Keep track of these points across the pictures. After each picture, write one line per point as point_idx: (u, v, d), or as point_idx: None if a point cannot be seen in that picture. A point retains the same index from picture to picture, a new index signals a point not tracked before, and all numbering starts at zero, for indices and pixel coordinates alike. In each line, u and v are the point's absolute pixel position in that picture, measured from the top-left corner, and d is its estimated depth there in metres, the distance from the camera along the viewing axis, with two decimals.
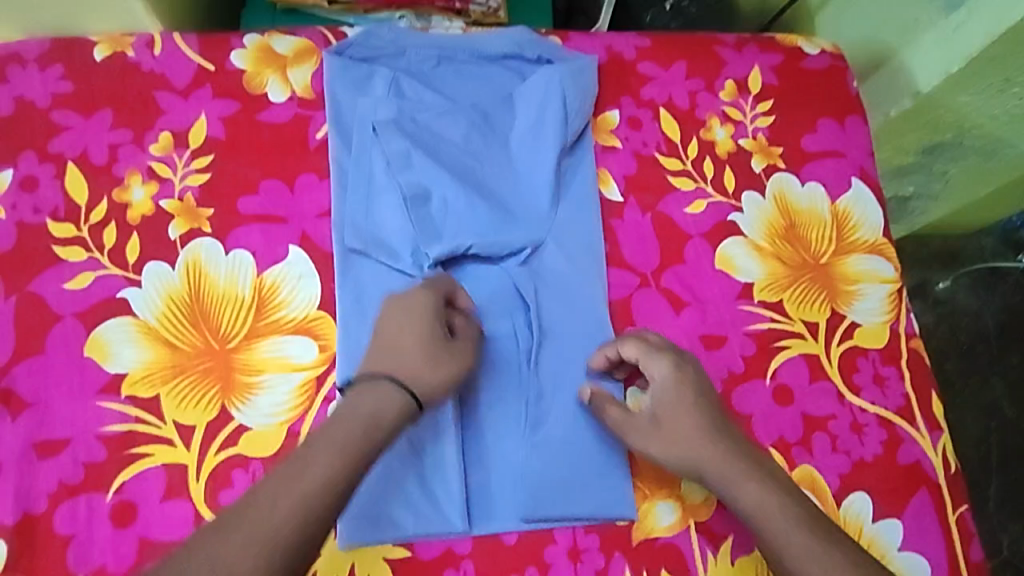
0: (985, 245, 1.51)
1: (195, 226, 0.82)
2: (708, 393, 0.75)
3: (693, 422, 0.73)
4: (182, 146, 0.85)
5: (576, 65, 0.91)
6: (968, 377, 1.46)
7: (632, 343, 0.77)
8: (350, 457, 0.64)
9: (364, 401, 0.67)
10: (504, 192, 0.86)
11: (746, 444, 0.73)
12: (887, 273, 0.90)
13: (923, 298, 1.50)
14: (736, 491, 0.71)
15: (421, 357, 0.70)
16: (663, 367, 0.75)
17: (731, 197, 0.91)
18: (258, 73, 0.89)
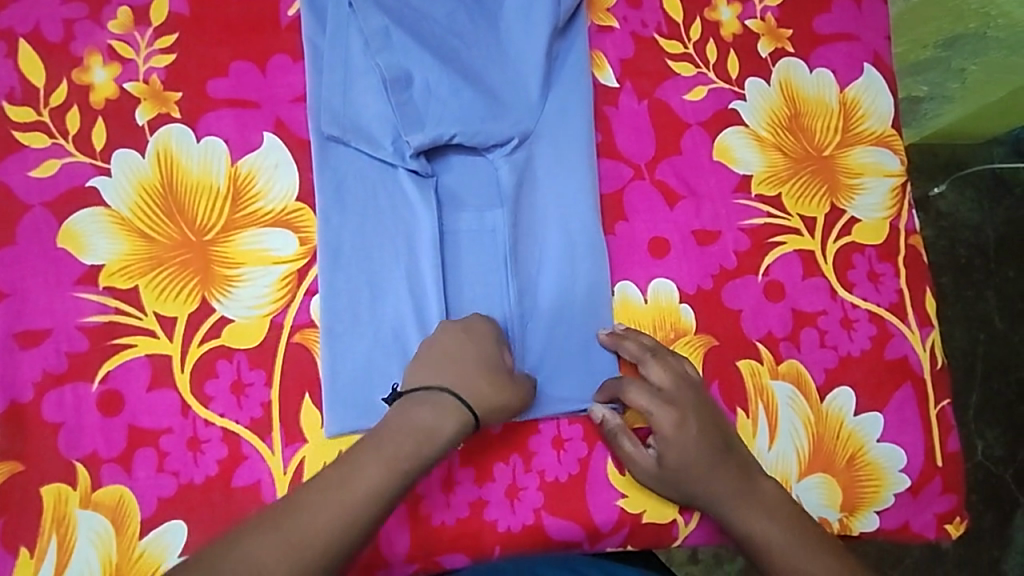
0: (994, 153, 1.50)
1: (163, 111, 0.77)
2: (715, 436, 0.71)
3: (697, 466, 0.70)
4: (144, 24, 0.78)
5: None
6: (959, 292, 1.47)
7: (637, 392, 0.71)
8: (401, 471, 0.62)
9: (421, 412, 0.65)
10: (491, 78, 0.81)
11: (749, 478, 0.71)
12: (892, 167, 0.85)
13: (926, 211, 1.48)
14: (741, 522, 0.70)
15: (477, 364, 0.68)
16: (665, 421, 0.71)
17: (733, 84, 0.86)
18: None
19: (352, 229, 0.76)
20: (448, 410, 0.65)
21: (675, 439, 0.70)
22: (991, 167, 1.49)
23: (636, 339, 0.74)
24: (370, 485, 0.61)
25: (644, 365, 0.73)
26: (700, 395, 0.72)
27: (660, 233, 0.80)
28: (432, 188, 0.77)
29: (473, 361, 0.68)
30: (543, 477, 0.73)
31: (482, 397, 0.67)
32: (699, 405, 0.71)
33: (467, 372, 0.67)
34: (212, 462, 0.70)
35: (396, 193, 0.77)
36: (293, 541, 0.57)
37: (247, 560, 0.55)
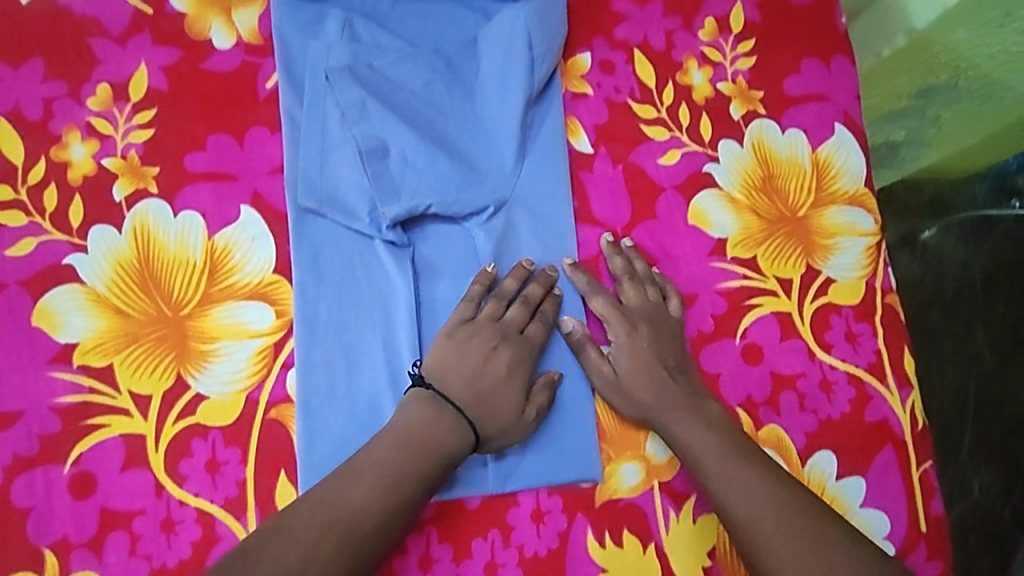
0: (977, 193, 1.29)
1: (140, 186, 0.77)
2: (665, 353, 0.76)
3: (647, 376, 0.75)
4: (123, 99, 0.79)
5: None
6: (949, 325, 1.31)
7: (602, 301, 0.78)
8: (424, 483, 0.66)
9: (449, 441, 0.68)
10: (467, 146, 0.82)
11: (693, 396, 0.75)
12: (866, 226, 0.86)
13: (910, 248, 1.32)
14: (680, 434, 0.73)
15: (505, 400, 0.72)
16: (620, 330, 0.77)
17: (707, 146, 0.87)
18: (201, 18, 0.82)
19: (329, 301, 0.76)
20: (459, 433, 0.69)
21: (628, 346, 0.76)
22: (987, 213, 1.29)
23: (628, 259, 0.81)
24: (401, 487, 0.65)
25: (617, 283, 0.80)
26: (659, 317, 0.78)
27: None
28: (408, 258, 0.78)
29: (494, 399, 0.71)
30: (522, 552, 0.72)
31: (497, 432, 0.72)
32: (659, 325, 0.78)
33: (486, 403, 0.71)
34: (185, 544, 0.69)
35: (373, 264, 0.77)
36: (332, 531, 0.61)
37: (295, 547, 0.60)
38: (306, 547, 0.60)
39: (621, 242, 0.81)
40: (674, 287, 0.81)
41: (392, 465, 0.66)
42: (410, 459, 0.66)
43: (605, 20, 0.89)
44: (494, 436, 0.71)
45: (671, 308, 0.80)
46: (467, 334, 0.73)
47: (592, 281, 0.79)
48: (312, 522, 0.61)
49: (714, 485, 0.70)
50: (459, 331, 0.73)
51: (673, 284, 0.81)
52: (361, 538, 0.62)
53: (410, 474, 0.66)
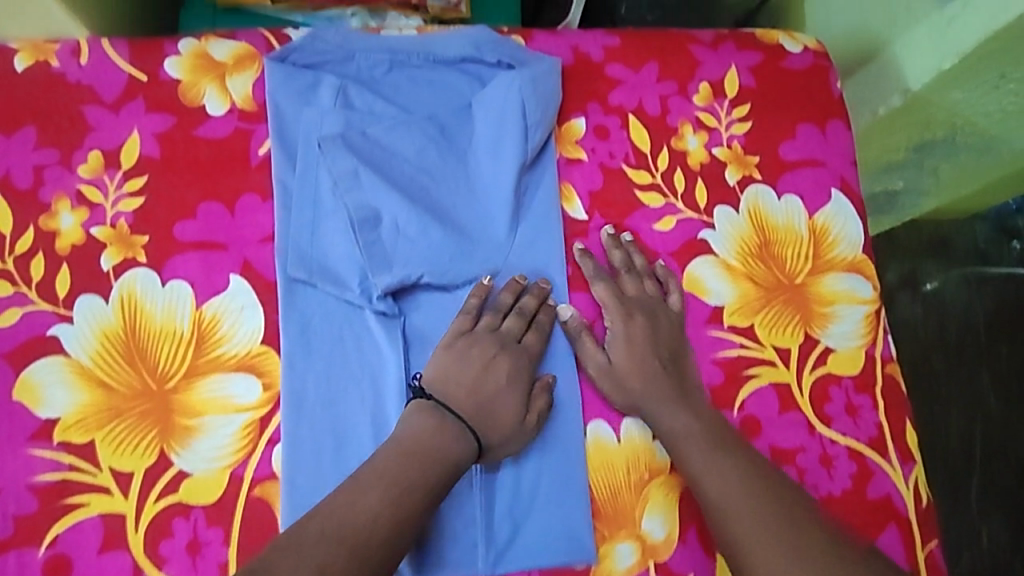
0: (977, 231, 1.52)
1: (129, 255, 0.76)
2: (661, 345, 0.78)
3: (641, 366, 0.77)
4: (114, 167, 0.79)
5: (539, 70, 0.84)
6: (955, 372, 1.50)
7: (604, 287, 0.80)
8: (434, 494, 0.66)
9: (453, 447, 0.68)
10: (460, 214, 0.81)
11: (681, 386, 0.77)
12: (864, 293, 0.85)
13: (912, 290, 1.53)
14: (664, 419, 0.75)
15: (506, 409, 0.72)
16: (617, 318, 0.79)
17: (703, 212, 0.87)
18: (194, 84, 0.82)
19: (318, 373, 0.74)
20: (463, 440, 0.69)
21: (624, 335, 0.78)
22: (974, 270, 1.53)
23: (627, 253, 0.82)
24: (412, 497, 0.65)
25: (618, 276, 0.82)
26: (657, 310, 0.80)
27: None
28: (399, 328, 0.76)
29: (496, 406, 0.72)
30: None
31: (500, 439, 0.72)
32: (658, 316, 0.80)
33: (488, 411, 0.72)
34: None
35: (363, 334, 0.76)
36: (344, 542, 0.60)
37: (308, 560, 0.59)
38: (322, 558, 0.59)
39: (621, 237, 0.83)
40: (675, 283, 0.83)
41: (402, 475, 0.66)
42: (418, 468, 0.66)
43: (599, 86, 0.89)
44: (497, 445, 0.72)
45: (671, 303, 0.82)
46: (468, 343, 0.74)
47: (599, 267, 0.81)
48: (328, 535, 0.61)
49: (690, 468, 0.73)
50: (457, 343, 0.74)
51: (674, 279, 0.83)
52: (372, 549, 0.61)
53: (418, 483, 0.66)
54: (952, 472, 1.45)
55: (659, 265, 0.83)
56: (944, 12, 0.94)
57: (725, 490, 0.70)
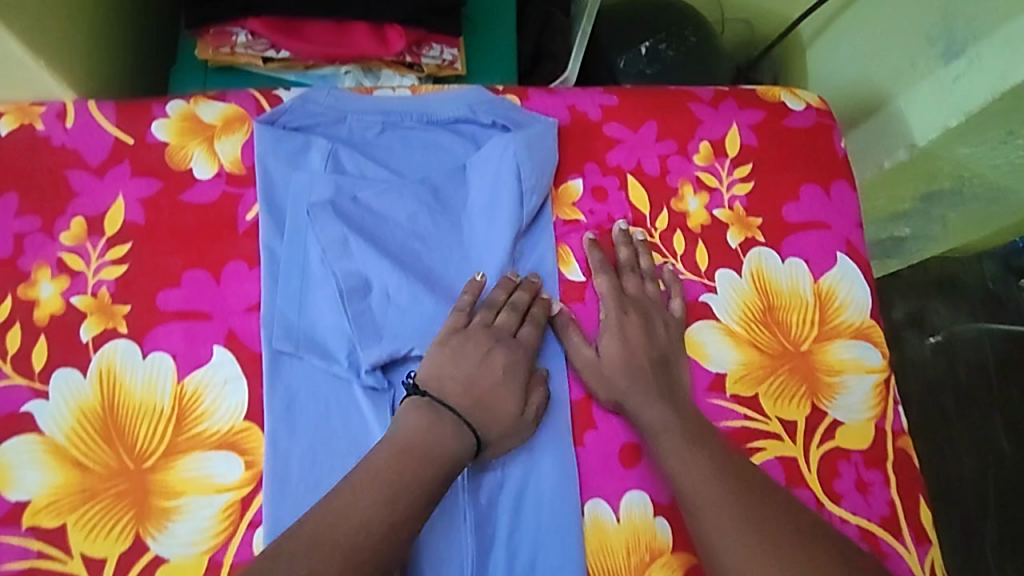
0: (986, 270, 1.49)
1: (110, 326, 0.74)
2: (654, 343, 0.77)
3: (632, 364, 0.75)
4: (97, 233, 0.77)
5: (534, 133, 0.82)
6: (967, 413, 1.47)
7: (606, 279, 0.80)
8: (429, 494, 0.64)
9: (447, 443, 0.66)
10: (453, 281, 0.78)
11: (666, 384, 0.75)
12: (873, 362, 0.82)
13: (919, 329, 1.51)
14: (642, 416, 0.73)
15: (503, 402, 0.71)
16: (613, 311, 0.78)
17: (703, 276, 0.84)
18: (182, 147, 0.80)
19: (302, 451, 0.71)
20: (460, 438, 0.67)
21: (617, 330, 0.77)
22: (988, 325, 1.50)
23: (634, 251, 0.82)
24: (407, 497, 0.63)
25: (621, 271, 0.82)
26: (651, 307, 0.79)
27: (632, 438, 0.77)
28: (387, 403, 0.73)
29: (495, 398, 0.70)
30: None
31: (496, 433, 0.70)
32: (653, 317, 0.78)
33: (487, 403, 0.70)
34: None
35: (349, 408, 0.73)
36: (337, 551, 0.59)
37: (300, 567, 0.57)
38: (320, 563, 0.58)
39: (633, 233, 0.83)
40: (680, 288, 0.82)
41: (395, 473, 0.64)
42: (412, 467, 0.64)
43: (597, 146, 0.87)
44: (493, 441, 0.70)
45: (672, 307, 0.81)
46: (460, 339, 0.72)
47: (604, 260, 0.81)
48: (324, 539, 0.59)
49: (666, 461, 0.71)
50: (452, 335, 0.72)
51: (679, 285, 0.83)
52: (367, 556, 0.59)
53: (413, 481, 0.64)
54: (967, 518, 1.41)
55: (666, 269, 0.83)
56: (949, 68, 0.93)
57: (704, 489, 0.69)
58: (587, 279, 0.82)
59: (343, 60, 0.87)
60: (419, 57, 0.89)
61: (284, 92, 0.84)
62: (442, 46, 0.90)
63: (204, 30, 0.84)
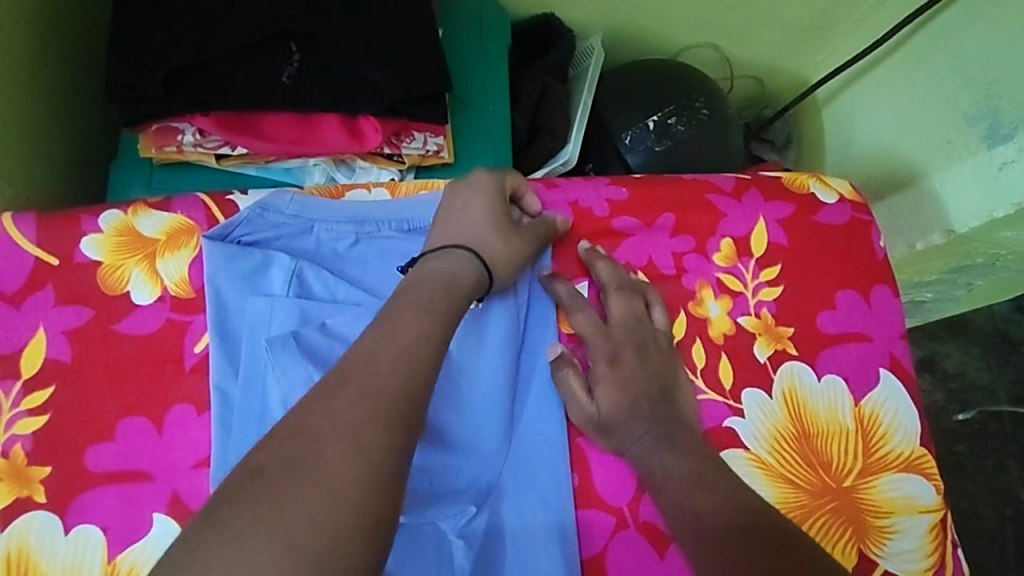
0: (996, 312, 1.42)
1: (23, 494, 0.61)
2: (655, 379, 0.68)
3: (634, 408, 0.66)
4: (12, 377, 0.64)
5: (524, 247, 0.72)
6: (982, 465, 1.35)
7: (584, 314, 0.71)
8: (436, 315, 0.57)
9: (443, 263, 0.62)
10: (442, 421, 0.66)
11: (666, 403, 0.67)
12: (927, 500, 0.72)
13: (931, 372, 1.39)
14: (651, 465, 0.64)
15: (498, 224, 0.68)
16: (602, 355, 0.69)
17: (727, 395, 0.72)
18: (117, 267, 0.68)
19: None
20: (465, 264, 0.63)
21: (611, 376, 0.68)
22: (1003, 385, 1.39)
23: (609, 266, 0.73)
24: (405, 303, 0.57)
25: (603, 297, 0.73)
26: (643, 331, 0.70)
27: None
28: None
29: (491, 220, 0.67)
30: None
31: (498, 258, 0.66)
32: (644, 344, 0.70)
33: (482, 230, 0.66)
34: None
35: None
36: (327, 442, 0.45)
37: None
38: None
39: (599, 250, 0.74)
40: (656, 294, 0.73)
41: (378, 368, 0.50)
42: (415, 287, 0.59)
43: (572, 262, 0.75)
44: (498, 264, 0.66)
45: (654, 319, 0.72)
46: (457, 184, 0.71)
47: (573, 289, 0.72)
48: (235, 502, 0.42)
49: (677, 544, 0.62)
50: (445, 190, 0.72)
51: (654, 290, 0.73)
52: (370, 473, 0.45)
53: (392, 389, 0.49)
54: None
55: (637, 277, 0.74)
56: (994, 154, 0.86)
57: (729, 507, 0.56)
58: (563, 321, 0.73)
59: (310, 155, 0.78)
60: (399, 147, 0.80)
61: (240, 197, 0.73)
62: (425, 135, 0.81)
63: (144, 126, 0.74)
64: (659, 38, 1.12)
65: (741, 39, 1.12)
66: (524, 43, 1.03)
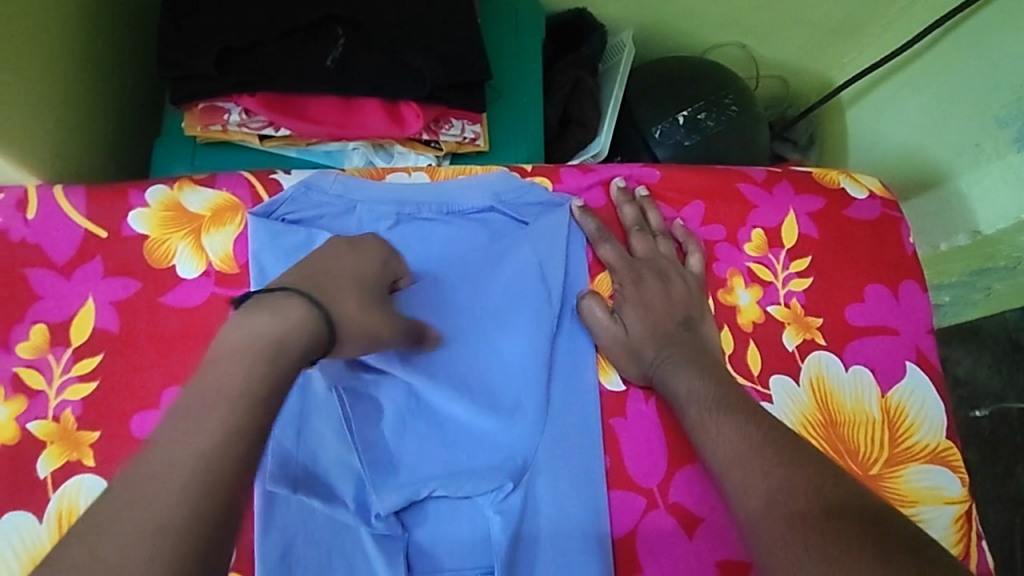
0: None
1: (72, 458, 0.63)
2: (679, 308, 0.72)
3: (659, 331, 0.70)
4: (62, 344, 0.66)
5: (550, 227, 0.74)
6: (992, 471, 1.36)
7: (611, 247, 0.74)
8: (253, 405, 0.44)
9: (277, 318, 0.49)
10: (470, 398, 0.67)
11: (690, 333, 0.70)
12: (952, 491, 0.73)
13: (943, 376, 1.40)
14: (676, 383, 0.67)
15: (353, 288, 0.57)
16: (627, 280, 0.73)
17: (756, 382, 0.73)
18: (164, 241, 0.70)
19: None
20: (309, 330, 0.50)
21: (637, 297, 0.72)
22: None
23: (640, 208, 0.77)
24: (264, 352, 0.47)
25: (628, 234, 0.76)
26: (669, 265, 0.74)
27: None
28: (399, 553, 0.62)
29: (362, 281, 0.58)
30: None
31: (350, 323, 0.54)
32: (668, 276, 0.73)
33: (335, 287, 0.55)
34: None
35: (357, 559, 0.62)
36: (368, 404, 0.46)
37: None
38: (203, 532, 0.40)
39: (633, 191, 0.77)
40: (696, 242, 0.76)
41: None
42: (266, 343, 0.47)
43: (605, 207, 0.78)
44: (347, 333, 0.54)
45: (689, 264, 0.75)
46: (335, 237, 0.62)
47: (600, 226, 0.75)
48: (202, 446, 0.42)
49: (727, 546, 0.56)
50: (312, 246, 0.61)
51: (694, 238, 0.76)
52: None
53: None
54: None
55: (676, 225, 0.77)
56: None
57: (742, 475, 0.57)
58: (589, 253, 0.76)
59: (351, 138, 0.80)
60: (437, 134, 0.82)
61: (283, 176, 0.74)
62: (463, 122, 0.83)
63: (191, 105, 0.76)
64: (687, 35, 1.13)
65: (768, 39, 1.13)
66: (558, 38, 1.04)
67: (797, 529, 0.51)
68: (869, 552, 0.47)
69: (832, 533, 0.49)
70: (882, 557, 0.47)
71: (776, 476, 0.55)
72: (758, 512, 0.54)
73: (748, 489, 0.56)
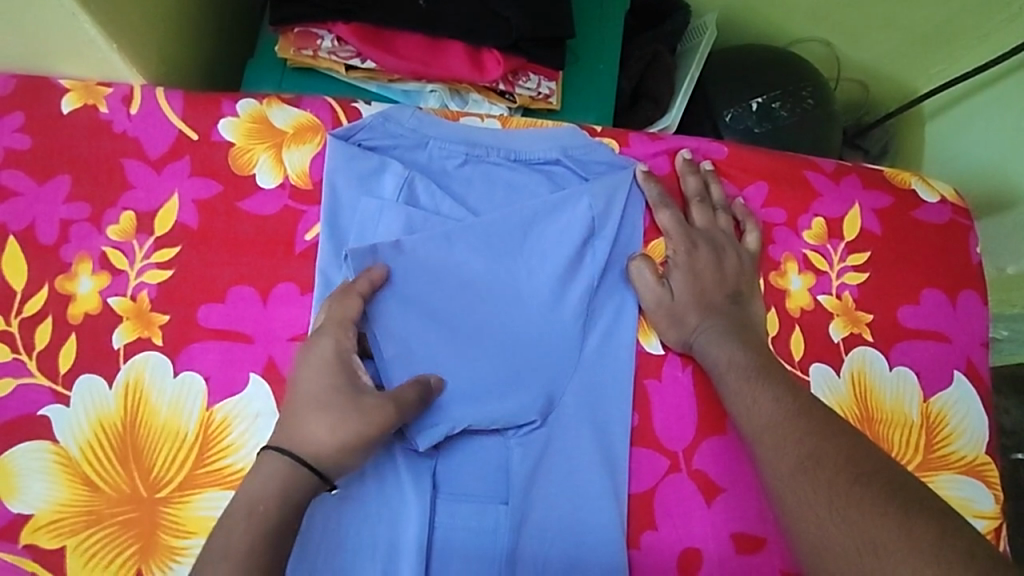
0: None
1: (143, 335, 0.68)
2: (727, 284, 0.72)
3: (702, 300, 0.71)
4: (146, 232, 0.71)
5: (611, 184, 0.75)
6: None
7: (668, 214, 0.75)
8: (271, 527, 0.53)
9: (262, 479, 0.55)
10: (510, 335, 0.70)
11: (734, 309, 0.71)
12: (982, 505, 0.72)
13: None
14: (714, 352, 0.68)
15: (321, 414, 0.58)
16: (681, 247, 0.73)
17: (796, 367, 0.73)
18: (247, 150, 0.74)
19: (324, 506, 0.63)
20: (295, 474, 0.56)
21: (687, 265, 0.72)
22: None
23: (703, 180, 0.77)
24: (242, 509, 0.54)
25: (688, 204, 0.76)
26: (724, 240, 0.74)
27: (695, 540, 0.68)
28: (427, 470, 0.66)
29: (332, 385, 0.60)
30: None
31: (331, 447, 0.58)
32: (722, 250, 0.73)
33: (306, 419, 0.58)
34: None
35: (387, 468, 0.65)
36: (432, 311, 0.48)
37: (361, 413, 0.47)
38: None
39: (698, 164, 0.78)
40: (755, 222, 0.76)
41: None
42: (243, 507, 0.54)
43: (668, 176, 0.79)
44: (333, 459, 0.58)
45: (745, 241, 0.75)
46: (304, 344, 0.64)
47: (662, 193, 0.76)
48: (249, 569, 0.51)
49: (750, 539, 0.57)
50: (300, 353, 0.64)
51: (753, 217, 0.76)
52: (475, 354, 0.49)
53: None
54: None
55: (737, 202, 0.77)
56: None
57: (773, 441, 0.58)
58: (646, 217, 0.77)
59: (431, 78, 0.82)
60: (513, 86, 0.84)
61: (363, 106, 0.78)
62: (539, 78, 0.85)
63: (288, 29, 0.80)
64: (772, 26, 1.11)
65: (855, 40, 1.11)
66: (641, 12, 1.04)
67: (825, 494, 0.53)
68: (890, 519, 0.49)
69: (861, 500, 0.51)
70: (906, 523, 0.49)
71: (808, 444, 0.57)
72: (786, 475, 0.56)
73: (776, 457, 0.57)
